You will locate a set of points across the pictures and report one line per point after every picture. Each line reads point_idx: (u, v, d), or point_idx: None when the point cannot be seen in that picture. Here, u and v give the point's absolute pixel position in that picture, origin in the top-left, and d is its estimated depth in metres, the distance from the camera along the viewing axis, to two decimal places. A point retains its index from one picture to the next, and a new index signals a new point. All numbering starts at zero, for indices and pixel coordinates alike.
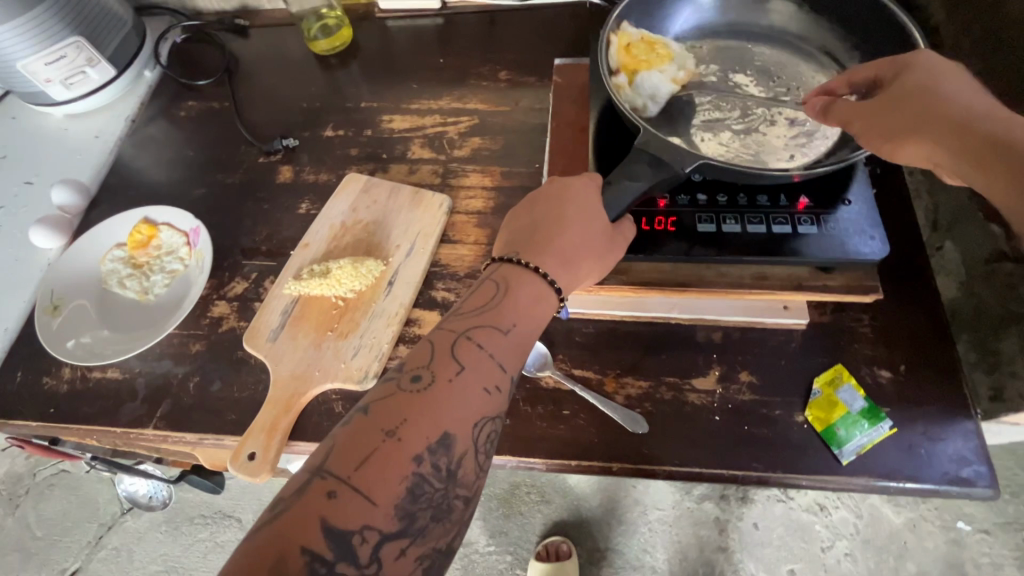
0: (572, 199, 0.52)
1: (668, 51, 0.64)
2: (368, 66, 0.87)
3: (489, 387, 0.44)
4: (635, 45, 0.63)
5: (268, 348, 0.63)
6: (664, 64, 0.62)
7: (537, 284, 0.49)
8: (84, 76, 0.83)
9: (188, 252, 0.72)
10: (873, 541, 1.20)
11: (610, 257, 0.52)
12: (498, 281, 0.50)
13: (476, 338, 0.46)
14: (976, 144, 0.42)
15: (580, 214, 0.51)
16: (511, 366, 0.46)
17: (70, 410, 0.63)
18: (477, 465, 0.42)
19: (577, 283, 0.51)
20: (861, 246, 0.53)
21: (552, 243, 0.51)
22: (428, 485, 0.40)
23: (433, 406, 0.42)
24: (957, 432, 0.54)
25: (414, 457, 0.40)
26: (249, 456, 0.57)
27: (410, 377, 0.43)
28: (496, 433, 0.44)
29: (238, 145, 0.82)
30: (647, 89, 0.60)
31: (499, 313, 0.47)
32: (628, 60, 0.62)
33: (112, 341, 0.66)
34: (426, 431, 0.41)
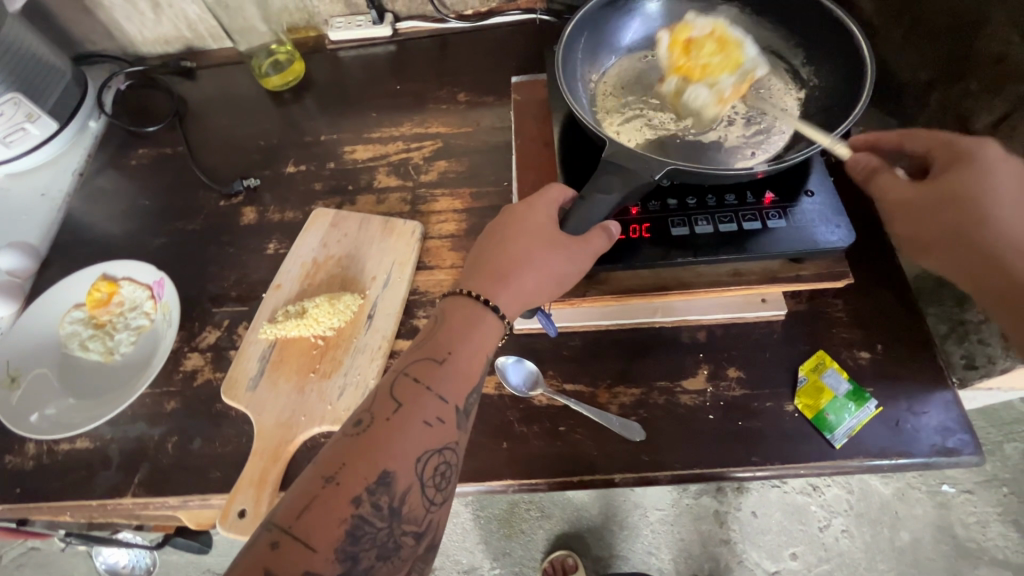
0: (529, 216, 0.51)
1: (734, 55, 0.61)
2: (324, 99, 0.86)
3: (430, 419, 0.43)
4: (699, 43, 0.62)
5: (248, 399, 0.60)
6: (720, 73, 0.61)
7: (475, 311, 0.48)
8: (24, 132, 0.80)
9: (153, 305, 0.69)
10: (867, 514, 1.23)
11: (572, 266, 0.49)
12: (438, 313, 0.49)
13: (414, 373, 0.45)
14: (987, 271, 0.46)
15: (521, 232, 0.50)
16: (455, 394, 0.45)
17: (39, 487, 0.60)
18: (425, 499, 0.41)
19: (522, 298, 0.49)
20: (812, 237, 0.55)
21: (498, 266, 0.50)
22: (370, 524, 0.39)
23: (372, 445, 0.41)
24: (938, 403, 0.56)
25: (353, 500, 0.39)
26: (238, 514, 0.54)
27: (352, 421, 0.43)
28: (447, 465, 0.43)
29: (196, 189, 0.79)
30: (691, 101, 0.61)
31: (436, 343, 0.47)
32: (683, 60, 0.62)
33: (79, 409, 0.62)
34: (365, 472, 0.40)
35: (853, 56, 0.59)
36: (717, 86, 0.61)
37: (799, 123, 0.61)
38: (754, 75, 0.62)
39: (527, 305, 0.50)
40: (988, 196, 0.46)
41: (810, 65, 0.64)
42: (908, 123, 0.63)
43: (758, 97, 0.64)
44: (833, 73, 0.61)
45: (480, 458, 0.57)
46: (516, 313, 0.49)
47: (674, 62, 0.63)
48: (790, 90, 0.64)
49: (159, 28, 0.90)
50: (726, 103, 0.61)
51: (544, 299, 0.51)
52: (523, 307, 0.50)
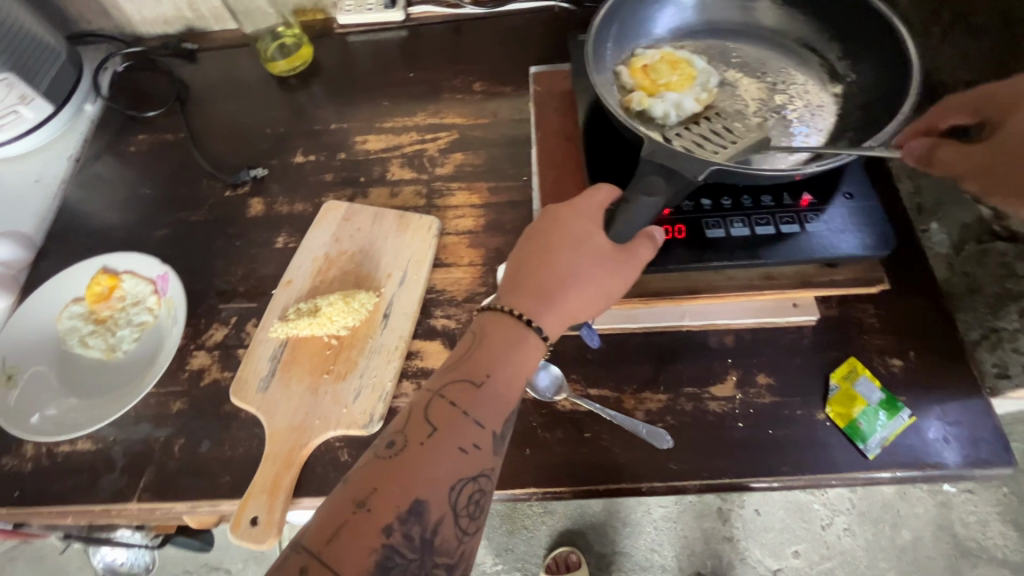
0: (572, 226, 0.48)
1: (688, 74, 0.62)
2: (332, 86, 0.82)
3: (466, 445, 0.41)
4: (654, 67, 0.62)
5: (259, 400, 0.58)
6: (682, 87, 0.61)
7: (518, 331, 0.45)
8: (18, 115, 0.76)
9: (157, 300, 0.66)
10: (869, 513, 1.24)
11: (618, 284, 0.47)
12: (475, 330, 0.46)
13: (451, 396, 0.43)
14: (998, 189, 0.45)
15: (563, 242, 0.48)
16: (491, 419, 0.42)
17: (38, 491, 0.57)
18: (458, 529, 0.39)
19: (568, 319, 0.46)
20: (839, 244, 0.53)
21: (541, 279, 0.47)
22: (401, 555, 0.36)
23: (406, 471, 0.39)
24: (973, 412, 0.55)
25: (384, 528, 0.36)
26: (251, 521, 0.52)
27: (385, 442, 0.41)
28: (482, 494, 0.40)
29: (199, 178, 0.76)
30: (661, 110, 0.59)
31: (474, 364, 0.44)
32: (646, 82, 0.62)
33: (82, 409, 0.60)
34: (396, 499, 0.38)
35: (892, 48, 0.57)
36: (685, 96, 0.60)
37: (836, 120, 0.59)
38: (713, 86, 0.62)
39: (571, 324, 0.47)
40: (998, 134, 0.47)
41: (846, 58, 0.62)
42: None
43: (792, 93, 0.62)
44: (871, 67, 0.59)
45: (502, 464, 0.55)
46: (559, 335, 0.46)
47: (637, 86, 0.62)
48: (826, 87, 0.62)
49: (159, 8, 0.86)
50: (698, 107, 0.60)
51: (586, 321, 0.48)
52: (567, 327, 0.47)
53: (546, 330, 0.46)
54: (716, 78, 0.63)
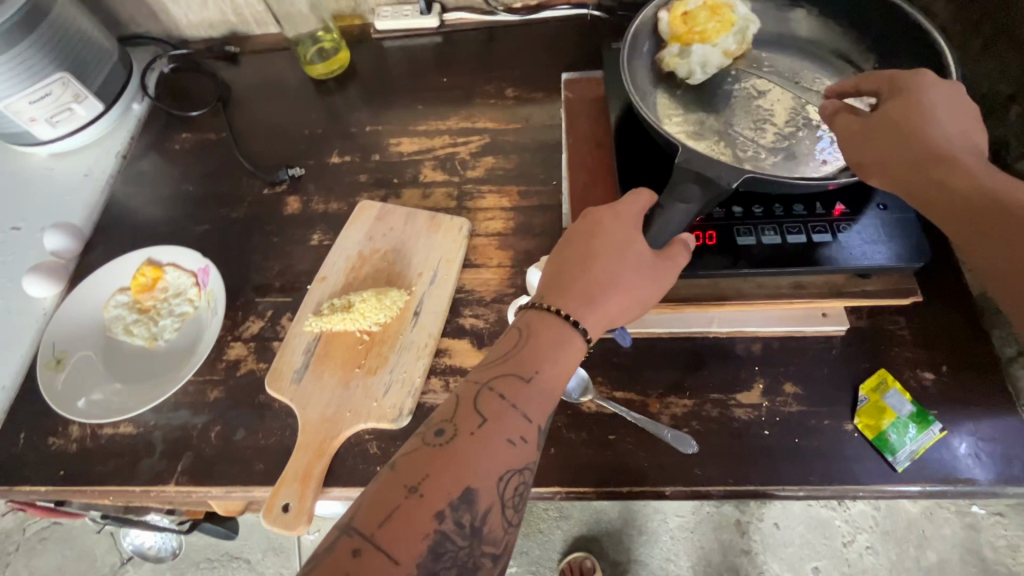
0: (616, 228, 0.49)
1: (727, 23, 0.61)
2: (368, 90, 0.85)
3: (514, 438, 0.42)
4: (694, 11, 0.61)
5: (293, 391, 0.60)
6: (720, 36, 0.62)
7: (563, 331, 0.46)
8: (71, 112, 0.80)
9: (198, 292, 0.68)
10: (892, 531, 1.24)
11: (659, 287, 0.48)
12: (521, 327, 0.47)
13: (498, 389, 0.44)
14: (919, 185, 0.44)
15: (608, 245, 0.48)
16: (537, 414, 0.43)
17: (81, 471, 0.59)
18: (504, 520, 0.40)
19: (610, 321, 0.47)
20: (869, 254, 0.53)
21: (584, 279, 0.48)
22: (451, 542, 0.38)
23: (457, 460, 0.40)
24: (1007, 429, 0.54)
25: (437, 514, 0.38)
26: (283, 508, 0.54)
27: (433, 431, 0.42)
28: (526, 486, 0.42)
29: (239, 176, 0.78)
30: (695, 63, 0.61)
31: (521, 359, 0.45)
32: (683, 30, 0.61)
33: (125, 394, 0.62)
34: (448, 486, 0.39)
35: (926, 62, 0.57)
36: (720, 47, 0.62)
37: None
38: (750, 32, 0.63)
39: (611, 326, 0.48)
40: (922, 118, 0.45)
41: (882, 70, 0.62)
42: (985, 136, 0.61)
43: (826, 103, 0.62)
44: None
45: None
46: (599, 336, 0.47)
47: (674, 33, 0.62)
48: None
49: (205, 12, 0.89)
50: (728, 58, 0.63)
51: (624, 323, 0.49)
52: (607, 328, 0.48)
53: (588, 330, 0.47)
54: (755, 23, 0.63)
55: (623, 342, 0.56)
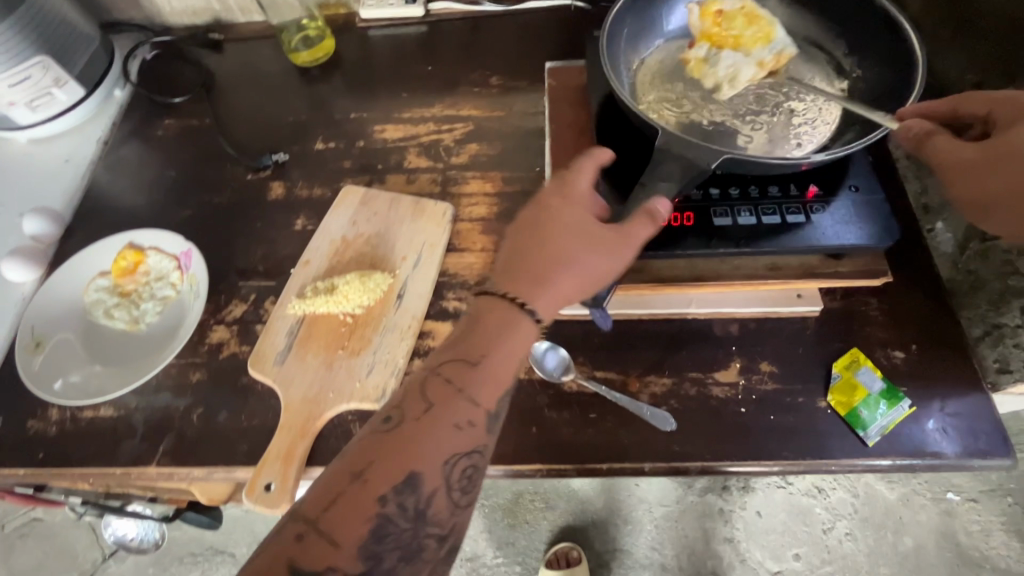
0: (567, 210, 0.49)
1: (761, 35, 0.62)
2: (353, 77, 0.85)
3: (460, 421, 0.43)
4: (728, 19, 0.63)
5: (276, 373, 0.60)
6: (753, 45, 0.62)
7: (511, 313, 0.46)
8: (51, 97, 0.79)
9: (180, 276, 0.68)
10: (871, 518, 1.27)
11: (616, 264, 0.47)
12: (471, 312, 0.47)
13: (446, 374, 0.44)
14: None
15: (559, 227, 0.48)
16: (485, 397, 0.44)
17: (61, 453, 0.59)
18: (450, 502, 0.41)
19: (563, 300, 0.47)
20: (844, 235, 0.54)
21: (535, 261, 0.47)
22: (396, 525, 0.39)
23: (402, 446, 0.41)
24: (973, 405, 0.56)
25: (380, 499, 0.39)
26: (265, 488, 0.54)
27: (382, 417, 0.43)
28: (474, 469, 0.42)
29: (223, 162, 0.78)
30: (723, 68, 0.61)
31: (471, 344, 0.45)
32: (714, 30, 0.62)
33: (105, 377, 0.62)
34: (392, 472, 0.40)
35: (898, 46, 0.58)
36: (753, 55, 0.61)
37: (842, 114, 0.60)
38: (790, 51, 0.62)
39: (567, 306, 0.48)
40: None
41: (852, 56, 0.63)
42: None
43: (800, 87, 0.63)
44: (879, 64, 0.60)
45: (509, 441, 0.57)
46: (553, 316, 0.47)
47: (706, 31, 0.63)
48: (834, 83, 0.63)
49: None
50: (761, 69, 0.61)
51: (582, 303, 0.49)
52: (564, 308, 0.48)
53: (540, 312, 0.46)
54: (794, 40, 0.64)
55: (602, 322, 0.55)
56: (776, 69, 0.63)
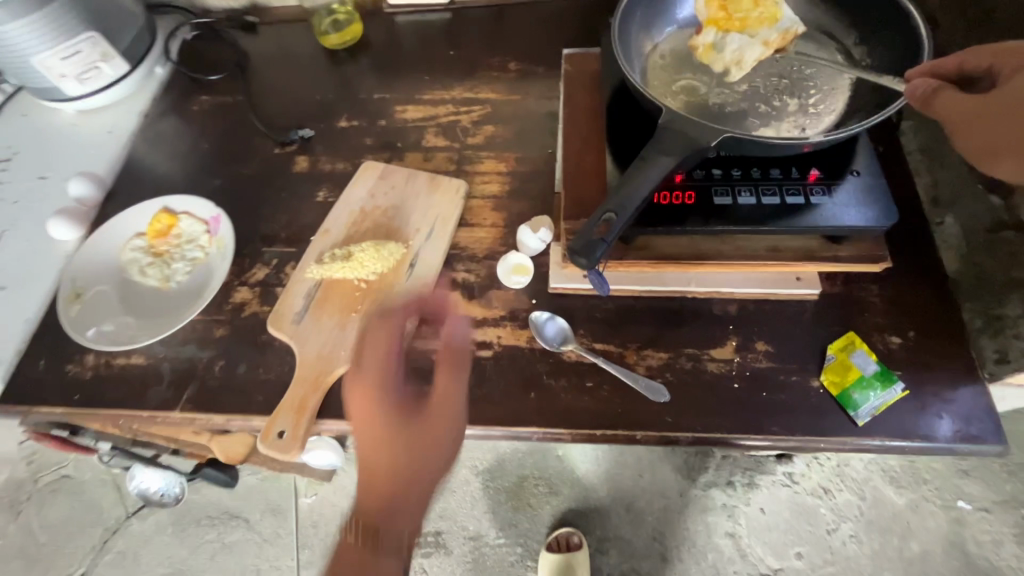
0: (433, 387, 0.57)
1: (767, 15, 0.61)
2: (378, 60, 0.88)
3: (398, 559, 0.54)
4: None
5: (293, 330, 0.64)
6: (760, 26, 0.61)
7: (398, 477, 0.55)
8: (98, 71, 0.84)
9: (209, 239, 0.73)
10: (877, 521, 1.26)
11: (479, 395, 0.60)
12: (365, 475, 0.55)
13: (362, 533, 0.54)
14: None
15: (429, 431, 0.56)
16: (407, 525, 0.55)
17: (95, 395, 0.64)
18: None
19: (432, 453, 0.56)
20: (843, 217, 0.55)
21: (406, 437, 0.56)
22: None
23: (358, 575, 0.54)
24: (967, 392, 0.57)
25: None
26: (278, 435, 0.58)
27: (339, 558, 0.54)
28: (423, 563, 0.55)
29: (253, 136, 0.83)
30: (730, 52, 0.61)
31: (369, 514, 0.55)
32: (720, 15, 0.62)
33: (137, 328, 0.67)
34: None
35: (908, 38, 0.59)
36: (758, 37, 0.61)
37: (849, 100, 0.60)
38: (797, 28, 0.61)
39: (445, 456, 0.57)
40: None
41: (863, 45, 0.64)
42: None
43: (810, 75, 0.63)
44: (888, 53, 0.61)
45: (508, 404, 0.59)
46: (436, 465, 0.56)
47: (712, 15, 0.62)
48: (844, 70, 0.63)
49: None
50: (768, 49, 0.61)
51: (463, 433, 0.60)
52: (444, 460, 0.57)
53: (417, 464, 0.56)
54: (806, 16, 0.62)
55: (599, 286, 0.61)
56: (784, 45, 0.62)
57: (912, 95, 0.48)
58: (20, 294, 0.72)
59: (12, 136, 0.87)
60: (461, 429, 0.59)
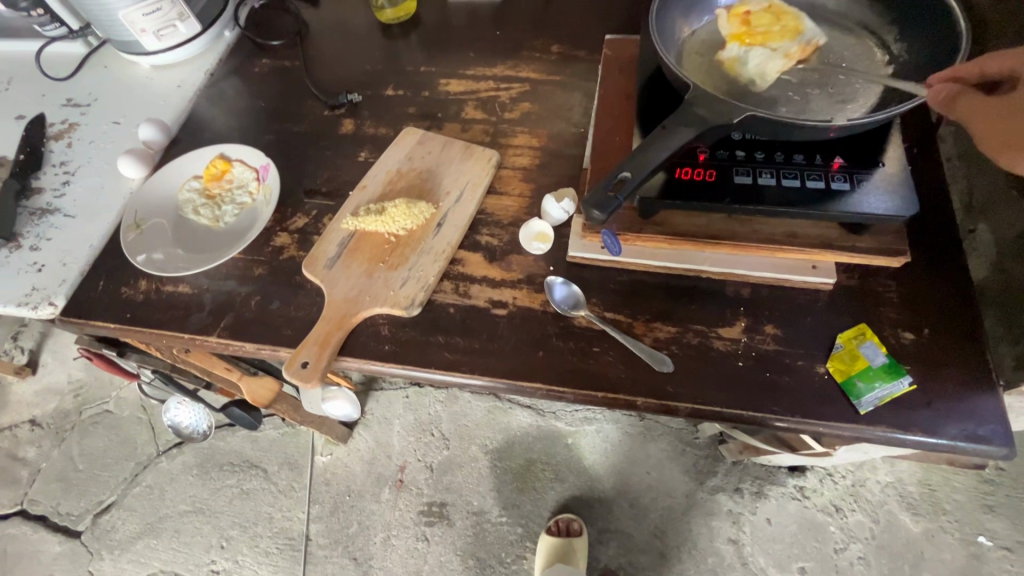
0: None
1: (788, 29, 0.64)
2: (428, 36, 0.93)
3: None
4: (756, 17, 0.65)
5: (325, 274, 0.68)
6: (781, 39, 0.63)
7: None
8: (174, 29, 0.91)
9: (257, 187, 0.78)
10: (888, 546, 1.22)
11: None
12: None
13: None
14: None
15: None
16: None
17: (144, 316, 0.70)
18: None
19: None
20: (865, 205, 0.56)
21: None
22: None
23: None
24: (979, 394, 0.56)
25: None
26: (302, 364, 0.62)
27: None
28: None
29: (305, 99, 0.88)
30: (755, 63, 0.62)
31: None
32: (743, 30, 0.64)
33: (185, 259, 0.73)
34: None
35: (950, 31, 0.59)
36: (780, 48, 0.63)
37: (882, 94, 0.61)
38: (816, 43, 0.64)
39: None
40: None
41: (902, 42, 0.64)
42: None
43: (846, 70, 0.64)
44: (927, 51, 0.61)
45: (516, 360, 0.62)
46: None
47: (735, 31, 0.65)
48: (880, 66, 0.64)
49: None
50: (790, 60, 0.62)
51: None
52: None
53: None
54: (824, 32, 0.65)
55: (611, 247, 0.63)
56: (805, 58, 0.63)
57: (933, 99, 0.51)
58: (87, 222, 0.79)
59: (93, 85, 0.96)
60: (470, 379, 0.62)
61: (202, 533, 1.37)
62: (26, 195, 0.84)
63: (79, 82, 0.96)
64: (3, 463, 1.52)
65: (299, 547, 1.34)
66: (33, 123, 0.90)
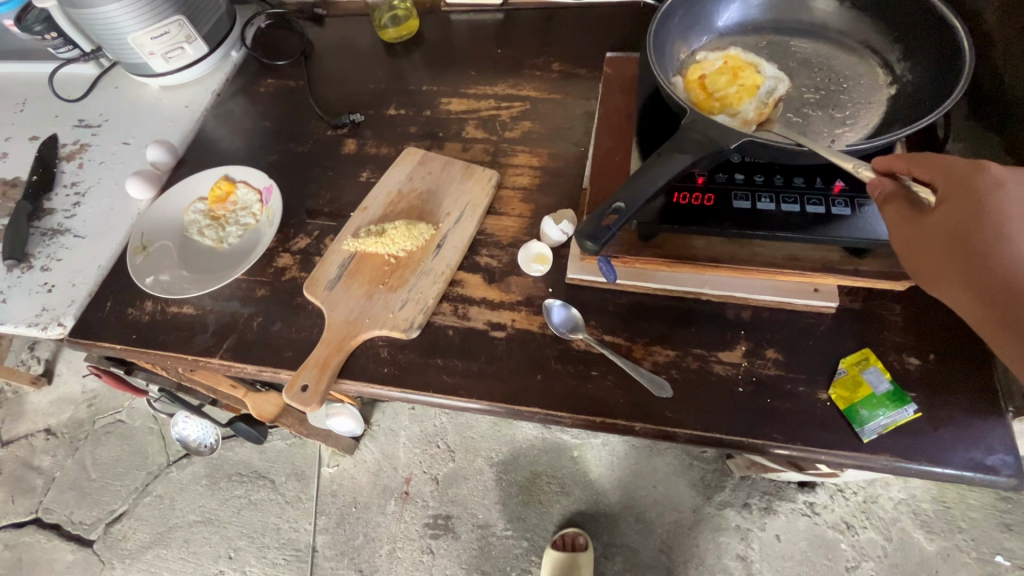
0: None
1: (747, 86, 0.62)
2: (430, 55, 0.93)
3: None
4: (711, 80, 0.63)
5: (325, 295, 0.69)
6: (740, 102, 0.62)
7: None
8: (182, 51, 0.93)
9: (260, 208, 0.80)
10: (902, 565, 1.20)
11: None
12: None
13: None
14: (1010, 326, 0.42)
15: None
16: None
17: (150, 337, 0.71)
18: None
19: None
20: (867, 229, 0.55)
21: None
22: None
23: None
24: (987, 422, 0.54)
25: None
26: (302, 387, 0.63)
27: None
28: None
29: (309, 118, 0.89)
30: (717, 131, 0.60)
31: None
32: (701, 97, 0.63)
33: (189, 281, 0.74)
34: None
35: (950, 52, 0.58)
36: (740, 112, 0.61)
37: (885, 116, 0.60)
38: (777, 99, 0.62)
39: None
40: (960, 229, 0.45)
41: (905, 61, 0.63)
42: (1010, 141, 0.61)
43: (846, 90, 0.63)
44: (927, 71, 0.60)
45: (514, 384, 0.62)
46: None
47: (692, 98, 0.63)
48: (882, 86, 0.63)
49: None
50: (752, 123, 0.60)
51: None
52: None
53: None
54: (784, 86, 0.63)
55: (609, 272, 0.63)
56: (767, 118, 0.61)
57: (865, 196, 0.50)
58: (96, 243, 0.81)
59: (104, 106, 0.98)
60: (468, 403, 0.62)
61: (210, 544, 1.38)
62: (39, 216, 0.85)
63: (91, 104, 0.98)
64: (18, 471, 1.55)
65: (305, 558, 1.35)
66: (46, 145, 0.92)
